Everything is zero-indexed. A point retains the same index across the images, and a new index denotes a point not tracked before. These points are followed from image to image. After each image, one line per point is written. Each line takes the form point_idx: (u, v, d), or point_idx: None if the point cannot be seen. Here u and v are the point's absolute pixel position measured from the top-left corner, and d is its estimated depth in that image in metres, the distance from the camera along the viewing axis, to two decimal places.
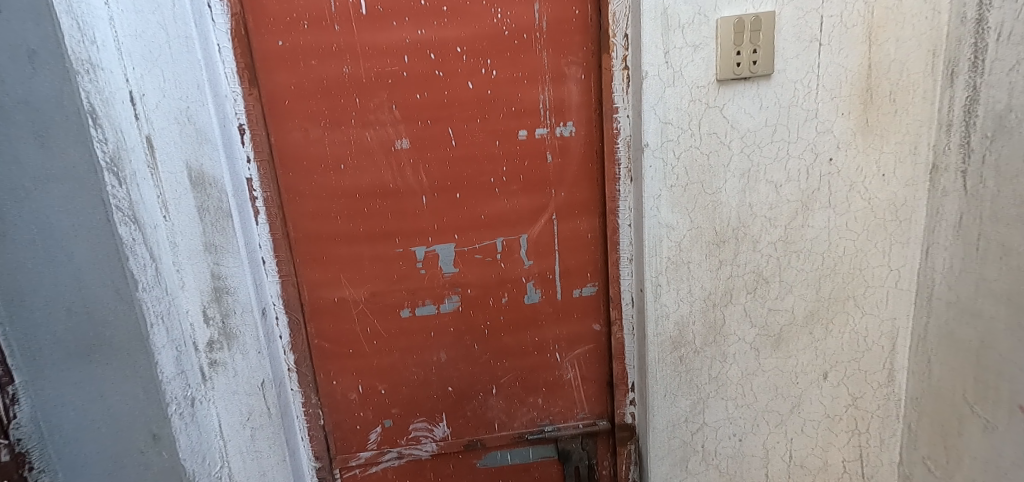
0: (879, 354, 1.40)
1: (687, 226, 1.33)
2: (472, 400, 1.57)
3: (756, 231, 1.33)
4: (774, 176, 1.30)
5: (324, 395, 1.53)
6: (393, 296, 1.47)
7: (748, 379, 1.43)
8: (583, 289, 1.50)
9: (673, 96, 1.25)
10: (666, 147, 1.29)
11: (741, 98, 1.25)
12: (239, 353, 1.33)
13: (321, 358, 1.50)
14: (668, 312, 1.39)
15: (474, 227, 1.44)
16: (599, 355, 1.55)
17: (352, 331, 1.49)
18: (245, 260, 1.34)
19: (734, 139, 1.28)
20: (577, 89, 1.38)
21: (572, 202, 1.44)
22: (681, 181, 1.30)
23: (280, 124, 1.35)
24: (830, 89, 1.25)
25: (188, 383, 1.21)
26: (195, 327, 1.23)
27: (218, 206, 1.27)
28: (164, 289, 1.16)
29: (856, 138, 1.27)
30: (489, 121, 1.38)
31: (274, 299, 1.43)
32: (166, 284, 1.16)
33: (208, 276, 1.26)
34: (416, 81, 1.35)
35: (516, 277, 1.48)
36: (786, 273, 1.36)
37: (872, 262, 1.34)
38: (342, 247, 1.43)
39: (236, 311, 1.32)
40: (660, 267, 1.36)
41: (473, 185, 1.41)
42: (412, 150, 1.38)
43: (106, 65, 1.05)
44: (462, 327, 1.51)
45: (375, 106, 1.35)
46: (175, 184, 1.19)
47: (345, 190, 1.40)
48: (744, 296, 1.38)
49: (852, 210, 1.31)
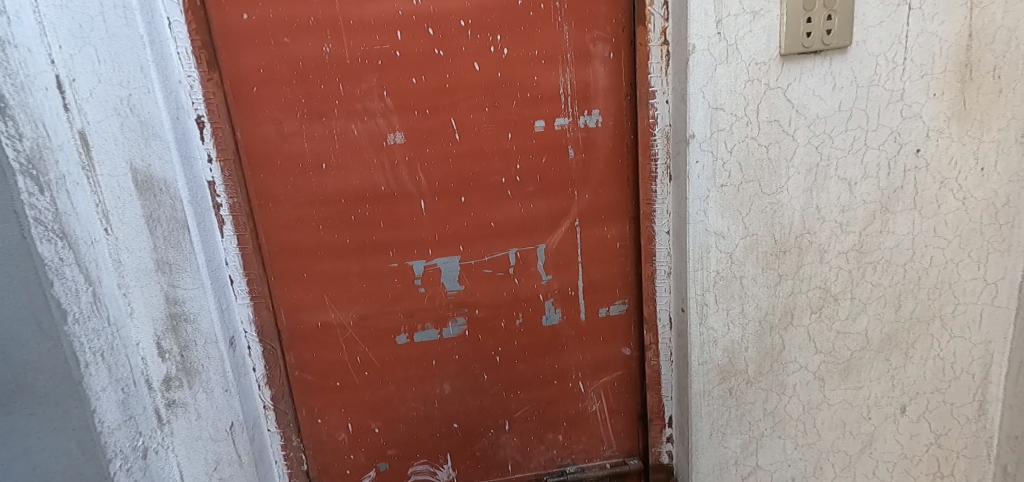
0: (968, 384, 1.17)
1: (741, 233, 1.10)
2: (483, 438, 1.34)
3: (824, 238, 1.10)
4: (848, 172, 1.06)
5: (308, 436, 1.29)
6: (387, 319, 1.24)
7: (811, 414, 1.20)
8: (611, 307, 1.28)
9: (725, 75, 1.02)
10: (716, 138, 1.05)
11: (809, 76, 1.02)
12: (201, 392, 1.08)
13: (303, 393, 1.26)
14: (716, 337, 1.16)
15: (483, 237, 1.21)
16: (629, 383, 1.34)
17: (340, 361, 1.25)
18: (206, 283, 1.10)
19: (799, 127, 1.05)
20: (604, 70, 1.16)
21: (597, 206, 1.22)
22: (733, 180, 1.07)
23: (248, 114, 1.11)
24: (920, 64, 1.01)
25: (138, 431, 0.96)
26: (148, 361, 0.98)
27: (170, 216, 1.03)
28: (104, 318, 0.91)
29: (951, 124, 1.04)
30: (500, 110, 1.16)
31: (246, 325, 1.19)
32: (109, 315, 0.91)
33: (161, 301, 1.01)
34: (412, 62, 1.12)
35: (531, 294, 1.26)
36: (858, 290, 1.13)
37: (963, 274, 1.11)
38: (326, 262, 1.20)
39: (197, 343, 1.08)
40: (707, 283, 1.13)
41: (481, 186, 1.19)
42: (407, 146, 1.15)
43: (21, 41, 0.80)
44: (470, 354, 1.28)
45: (362, 93, 1.12)
46: (117, 188, 0.93)
47: (328, 194, 1.16)
48: (807, 317, 1.15)
49: (942, 213, 1.08)
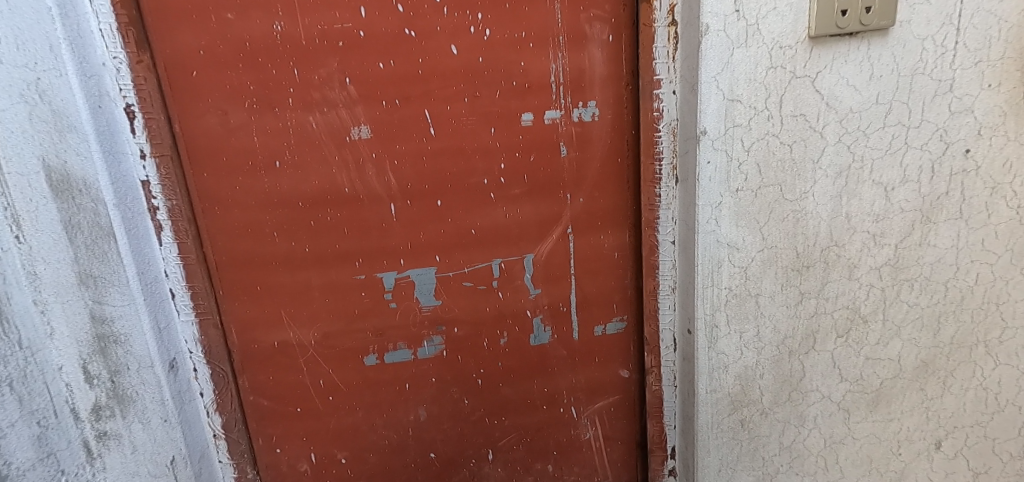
0: (1014, 418, 1.02)
1: (758, 245, 0.97)
2: (463, 469, 1.20)
3: (853, 252, 0.97)
4: (885, 175, 0.94)
5: (265, 467, 1.15)
6: (353, 338, 1.09)
7: (833, 450, 1.06)
8: (608, 325, 1.14)
9: (743, 61, 0.90)
10: (732, 135, 0.92)
11: (844, 63, 0.90)
12: (137, 423, 0.95)
13: (259, 421, 1.12)
14: (726, 363, 1.02)
15: (461, 246, 1.07)
16: (627, 409, 1.20)
17: (300, 385, 1.10)
18: (140, 298, 0.94)
19: (829, 123, 0.92)
20: (602, 56, 1.01)
21: (593, 211, 1.08)
22: (750, 184, 0.95)
23: (187, 104, 0.95)
24: (973, 50, 0.89)
25: (59, 469, 0.85)
26: (73, 389, 0.87)
27: (93, 222, 0.88)
28: (12, 340, 0.80)
29: (1006, 119, 0.91)
30: (482, 101, 1.00)
31: (190, 345, 1.03)
32: (21, 338, 0.81)
33: (85, 320, 0.87)
34: (379, 44, 0.96)
35: (518, 310, 1.11)
36: (891, 311, 0.99)
37: (1013, 293, 0.97)
38: (282, 274, 1.05)
39: (130, 367, 0.93)
40: (718, 302, 0.99)
41: (460, 188, 1.04)
42: (374, 142, 1.00)
43: None
44: (448, 377, 1.13)
45: (321, 80, 0.97)
46: (28, 190, 0.80)
47: (283, 196, 1.01)
48: (833, 341, 1.01)
49: (992, 222, 0.95)
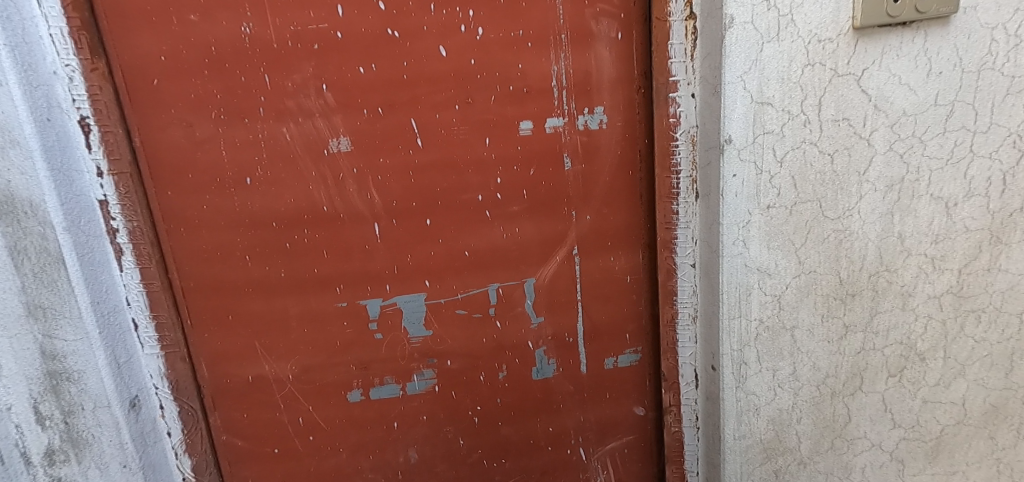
0: None
1: (793, 270, 0.84)
2: None
3: (908, 278, 0.83)
4: (946, 188, 0.80)
5: None
6: (336, 372, 0.98)
7: None
8: (620, 357, 1.01)
9: (774, 58, 0.78)
10: (761, 144, 0.80)
11: (896, 58, 0.77)
12: (93, 468, 0.86)
13: (233, 462, 1.01)
14: (758, 405, 0.88)
15: (454, 270, 0.95)
16: (642, 450, 1.07)
17: (278, 423, 1.00)
18: (95, 332, 0.83)
19: (878, 128, 0.79)
20: (610, 55, 0.89)
21: (601, 230, 0.95)
22: (783, 199, 0.82)
23: (148, 115, 0.86)
24: None
25: None
26: (24, 430, 0.81)
27: (40, 249, 0.77)
28: None
29: None
30: (476, 108, 0.90)
31: (156, 381, 0.93)
32: None
33: (35, 356, 0.79)
34: (359, 46, 0.86)
35: (518, 341, 0.99)
36: (953, 348, 0.85)
37: None
38: (256, 302, 0.94)
39: (84, 408, 0.84)
40: (746, 335, 0.86)
41: (452, 206, 0.93)
42: (355, 155, 0.90)
43: None
44: (441, 414, 1.02)
45: (296, 87, 0.87)
46: None
47: (255, 216, 0.91)
48: (884, 381, 0.86)
49: None
